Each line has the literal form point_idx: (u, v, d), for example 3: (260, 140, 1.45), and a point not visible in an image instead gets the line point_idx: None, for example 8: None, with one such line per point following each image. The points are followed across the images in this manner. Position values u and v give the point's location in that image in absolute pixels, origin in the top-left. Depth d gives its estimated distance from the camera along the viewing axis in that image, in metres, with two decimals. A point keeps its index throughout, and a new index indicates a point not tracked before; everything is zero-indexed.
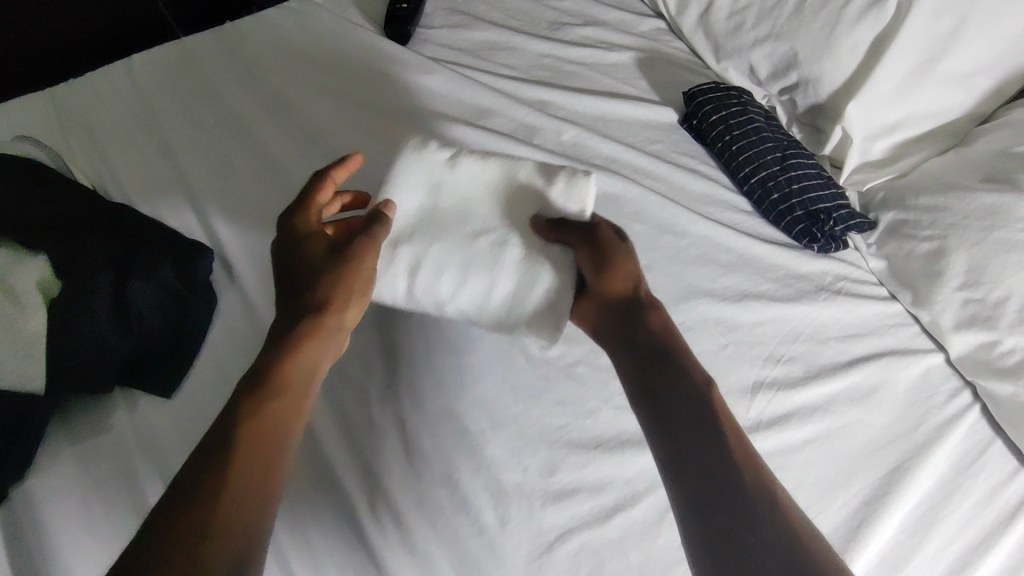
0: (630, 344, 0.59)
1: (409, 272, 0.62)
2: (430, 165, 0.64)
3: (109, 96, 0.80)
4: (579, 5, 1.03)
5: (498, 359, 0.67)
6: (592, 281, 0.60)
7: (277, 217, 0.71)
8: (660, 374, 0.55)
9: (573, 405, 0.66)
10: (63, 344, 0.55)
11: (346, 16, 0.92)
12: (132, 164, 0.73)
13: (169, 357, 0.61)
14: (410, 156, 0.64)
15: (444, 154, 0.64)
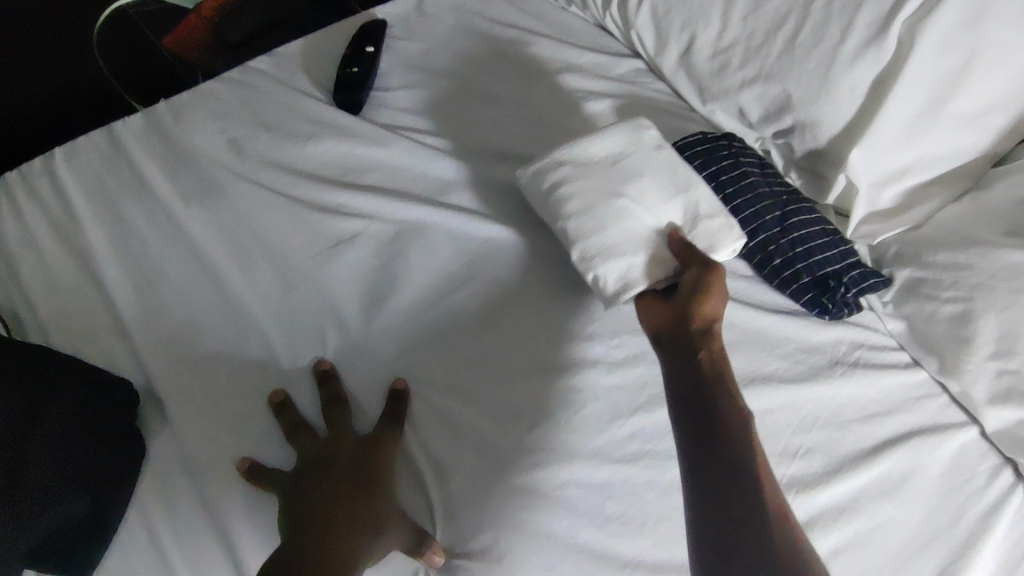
0: (686, 365, 0.58)
1: (551, 182, 0.68)
2: (639, 141, 0.69)
3: (26, 202, 0.72)
4: (548, 50, 0.95)
5: (473, 489, 0.58)
6: (680, 299, 0.61)
7: (214, 336, 0.63)
8: (708, 403, 0.54)
9: (562, 539, 0.57)
10: None
11: (291, 86, 0.83)
12: (49, 284, 0.65)
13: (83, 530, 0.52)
14: (631, 126, 0.70)
15: (657, 142, 0.70)
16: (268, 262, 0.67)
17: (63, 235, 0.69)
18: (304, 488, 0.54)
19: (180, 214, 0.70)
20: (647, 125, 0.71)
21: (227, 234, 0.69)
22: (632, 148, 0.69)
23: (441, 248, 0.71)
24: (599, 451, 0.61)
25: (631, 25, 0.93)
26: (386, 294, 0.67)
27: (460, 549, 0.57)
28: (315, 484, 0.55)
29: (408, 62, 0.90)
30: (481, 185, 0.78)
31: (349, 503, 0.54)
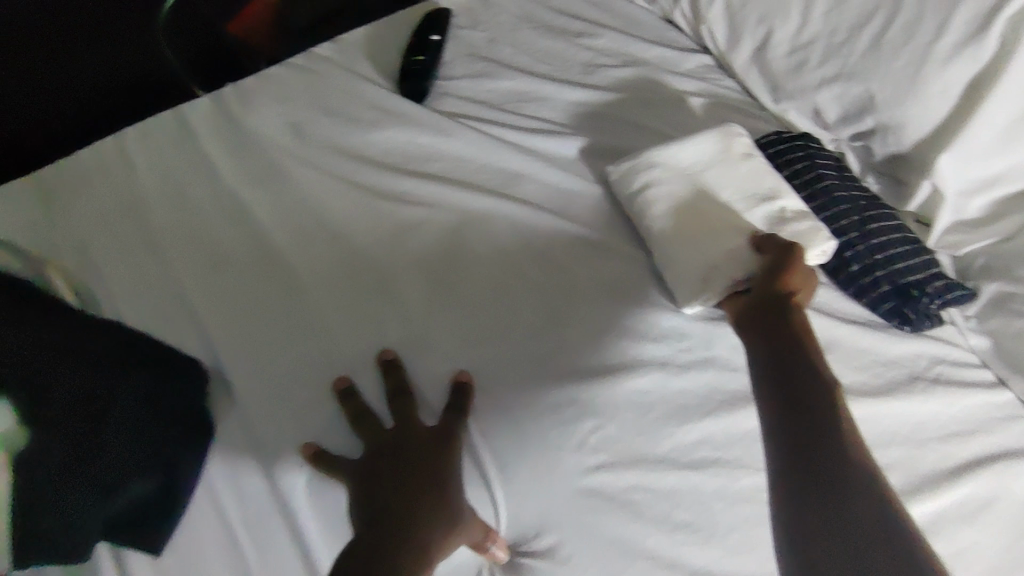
0: (767, 328, 0.58)
1: (643, 185, 0.72)
2: (726, 150, 0.74)
3: (97, 180, 0.72)
4: (615, 43, 0.93)
5: (536, 488, 0.56)
6: (761, 279, 0.62)
7: (279, 319, 0.62)
8: (791, 372, 0.53)
9: (630, 545, 0.55)
10: (30, 509, 0.45)
11: (356, 71, 0.83)
12: (119, 262, 0.66)
13: (156, 508, 0.52)
14: (721, 133, 0.75)
15: (745, 152, 0.74)
16: (333, 248, 0.67)
17: (133, 214, 0.69)
18: (374, 481, 0.52)
19: (247, 198, 0.70)
20: (737, 135, 0.75)
21: (291, 219, 0.68)
22: (718, 155, 0.74)
23: (505, 240, 0.69)
24: (666, 457, 0.59)
25: (701, 19, 0.90)
26: (450, 284, 0.66)
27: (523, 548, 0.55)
28: (386, 475, 0.52)
29: (473, 52, 0.88)
30: (547, 178, 0.76)
31: (417, 494, 0.51)
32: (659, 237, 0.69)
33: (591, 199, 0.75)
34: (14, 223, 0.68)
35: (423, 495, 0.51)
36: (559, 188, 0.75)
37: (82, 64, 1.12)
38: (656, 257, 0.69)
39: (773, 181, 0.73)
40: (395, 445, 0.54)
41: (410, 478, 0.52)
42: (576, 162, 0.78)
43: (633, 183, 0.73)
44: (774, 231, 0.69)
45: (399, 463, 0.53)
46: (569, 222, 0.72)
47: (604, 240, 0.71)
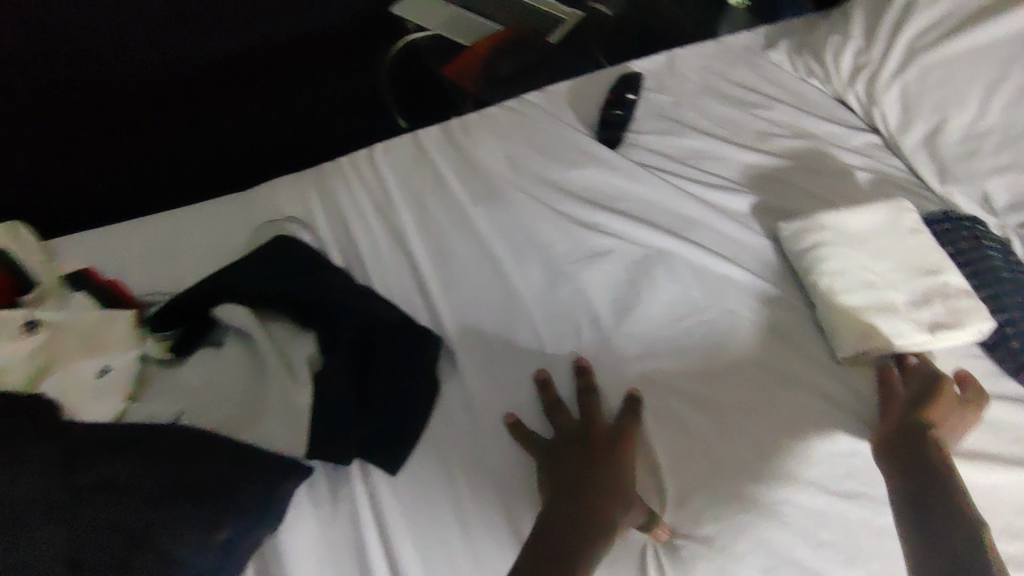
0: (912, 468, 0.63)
1: (812, 243, 0.81)
2: (895, 222, 0.81)
3: (351, 176, 0.89)
4: (788, 115, 1.03)
5: (698, 484, 0.66)
6: (906, 409, 0.67)
7: (495, 309, 0.76)
8: (938, 517, 0.59)
9: (780, 550, 0.62)
10: (322, 415, 0.61)
11: (562, 119, 0.98)
12: (371, 243, 0.82)
13: (396, 435, 0.64)
14: (891, 206, 0.82)
15: (912, 226, 0.81)
16: (539, 260, 0.80)
17: (378, 208, 0.85)
18: (560, 472, 0.62)
19: (470, 210, 0.85)
20: (905, 210, 0.82)
21: (506, 233, 0.83)
22: (886, 226, 0.81)
23: (682, 275, 0.80)
24: (818, 481, 0.66)
25: (875, 102, 0.98)
26: (634, 304, 0.77)
27: (678, 536, 0.63)
28: (570, 471, 0.62)
29: (658, 112, 1.01)
30: (720, 228, 0.86)
31: (603, 491, 0.60)
32: (824, 290, 0.77)
33: (759, 249, 0.84)
34: (288, 198, 0.85)
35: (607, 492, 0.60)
36: (730, 237, 0.85)
37: (316, 88, 1.36)
38: (819, 308, 0.77)
39: (938, 257, 0.79)
40: (580, 448, 0.63)
41: (591, 474, 0.61)
42: (746, 217, 0.88)
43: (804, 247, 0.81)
44: (937, 300, 0.75)
45: (583, 464, 0.62)
46: (740, 266, 0.81)
47: (771, 287, 0.80)
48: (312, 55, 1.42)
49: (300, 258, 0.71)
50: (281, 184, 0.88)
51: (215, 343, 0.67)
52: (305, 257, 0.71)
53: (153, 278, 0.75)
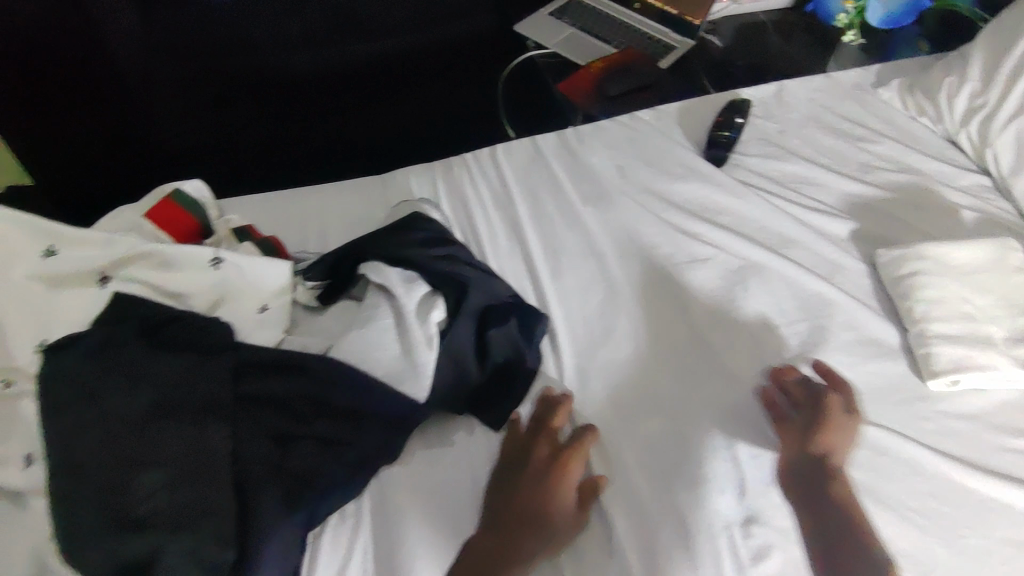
0: (814, 492, 0.65)
1: (909, 271, 0.83)
2: (998, 260, 0.83)
3: (476, 170, 0.99)
4: (894, 150, 1.05)
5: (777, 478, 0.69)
6: (812, 435, 0.68)
7: (596, 299, 0.83)
8: (851, 550, 0.61)
9: None
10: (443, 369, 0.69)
11: (670, 136, 1.05)
12: (488, 228, 0.90)
13: (502, 398, 0.72)
14: (996, 243, 0.83)
15: (1017, 265, 0.82)
16: (640, 260, 0.87)
17: (496, 201, 0.95)
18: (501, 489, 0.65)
19: (580, 210, 0.93)
20: (1010, 249, 0.83)
21: (612, 231, 0.90)
22: (989, 263, 0.82)
23: (775, 288, 0.84)
24: (893, 496, 0.69)
25: (987, 144, 0.99)
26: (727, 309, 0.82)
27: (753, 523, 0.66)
28: (505, 479, 0.65)
29: (764, 137, 1.06)
30: (817, 249, 0.90)
31: (540, 515, 0.62)
32: (918, 316, 0.80)
33: (854, 273, 0.87)
34: (420, 184, 0.96)
35: (538, 516, 0.62)
36: (826, 258, 0.89)
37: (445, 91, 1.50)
38: (912, 333, 0.80)
39: None
40: (514, 472, 0.66)
41: (527, 497, 0.63)
42: (845, 242, 0.91)
43: (900, 274, 0.83)
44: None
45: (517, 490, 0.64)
46: (833, 287, 0.85)
47: (863, 310, 0.83)
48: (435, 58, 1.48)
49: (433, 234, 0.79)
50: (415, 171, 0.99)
51: (356, 297, 0.75)
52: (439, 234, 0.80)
53: (308, 244, 0.88)
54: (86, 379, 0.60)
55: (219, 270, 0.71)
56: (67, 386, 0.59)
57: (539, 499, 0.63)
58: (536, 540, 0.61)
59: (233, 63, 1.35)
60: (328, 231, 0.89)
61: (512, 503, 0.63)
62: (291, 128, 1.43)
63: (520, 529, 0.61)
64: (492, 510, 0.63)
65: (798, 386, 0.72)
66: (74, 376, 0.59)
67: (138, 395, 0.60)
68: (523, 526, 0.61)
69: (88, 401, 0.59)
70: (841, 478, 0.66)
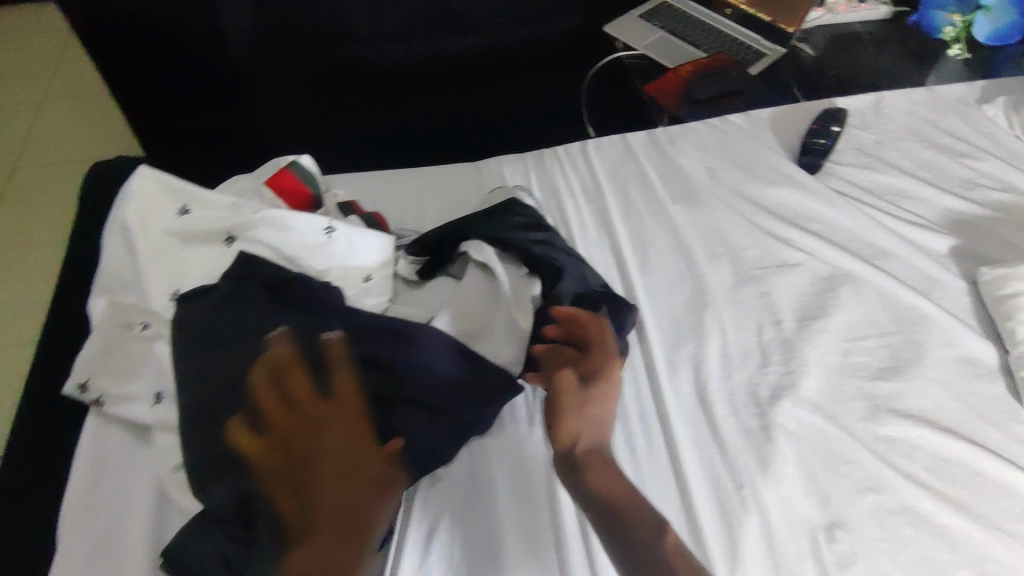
0: (577, 486, 0.57)
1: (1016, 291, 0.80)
2: None
3: (567, 163, 1.01)
4: (999, 169, 1.01)
5: (864, 485, 0.68)
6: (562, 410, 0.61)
7: (684, 295, 0.83)
8: (629, 539, 0.53)
9: (942, 569, 0.63)
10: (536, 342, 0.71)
11: (762, 141, 1.04)
12: (578, 219, 0.92)
13: None
14: None
15: None
16: (729, 261, 0.87)
17: (585, 194, 0.97)
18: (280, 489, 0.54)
19: (670, 207, 0.93)
20: None
21: (702, 230, 0.91)
22: None
23: (867, 297, 0.83)
24: (988, 518, 0.67)
25: None
26: (817, 314, 0.81)
27: (838, 528, 0.65)
28: (283, 473, 0.54)
29: (860, 147, 1.04)
30: (913, 263, 0.88)
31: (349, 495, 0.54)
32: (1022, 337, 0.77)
33: (952, 290, 0.85)
34: (513, 175, 0.99)
35: (340, 504, 0.53)
36: (923, 272, 0.87)
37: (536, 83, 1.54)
38: (1013, 354, 0.77)
39: None
40: (264, 429, 0.57)
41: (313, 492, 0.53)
42: (944, 257, 0.89)
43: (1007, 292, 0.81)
44: None
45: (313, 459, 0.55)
46: (929, 301, 0.83)
47: (963, 327, 0.81)
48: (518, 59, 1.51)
49: (525, 218, 0.82)
50: (507, 161, 1.02)
51: (455, 276, 0.79)
52: (530, 218, 0.82)
53: (404, 221, 0.92)
54: (211, 329, 0.65)
55: (331, 238, 0.76)
56: (197, 332, 0.65)
57: (345, 470, 0.55)
58: (352, 521, 0.53)
59: (328, 58, 1.42)
60: (423, 211, 0.93)
61: (300, 474, 0.54)
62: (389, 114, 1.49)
63: (344, 518, 0.53)
64: (263, 494, 0.56)
65: (571, 351, 0.67)
66: (202, 324, 0.65)
67: (256, 348, 0.64)
68: (344, 515, 0.53)
69: (214, 349, 0.64)
70: (604, 470, 0.57)
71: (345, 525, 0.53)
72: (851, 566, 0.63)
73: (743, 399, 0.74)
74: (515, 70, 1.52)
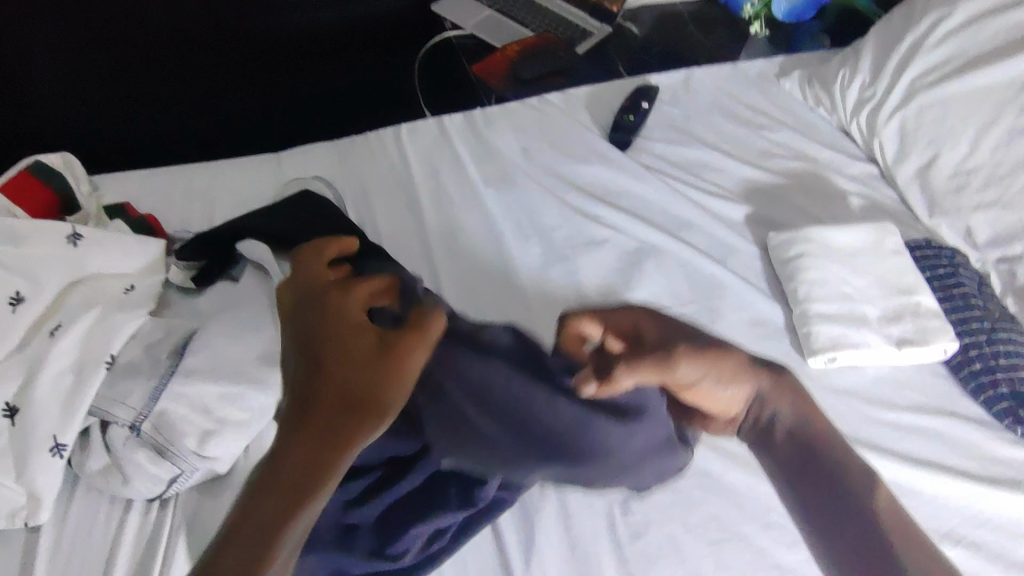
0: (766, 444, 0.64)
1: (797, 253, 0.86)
2: (878, 246, 0.86)
3: (378, 152, 0.96)
4: (791, 138, 1.08)
5: None
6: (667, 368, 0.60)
7: (490, 283, 0.82)
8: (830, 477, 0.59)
9: (727, 525, 0.66)
10: None
11: (577, 119, 1.05)
12: (388, 212, 0.89)
13: None
14: (875, 226, 0.87)
15: (893, 247, 0.86)
16: (538, 243, 0.86)
17: (395, 183, 0.93)
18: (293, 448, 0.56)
19: (483, 192, 0.91)
20: (889, 233, 0.87)
21: (514, 213, 0.90)
22: (869, 248, 0.86)
23: (668, 269, 0.86)
24: None
25: (875, 133, 1.03)
26: (621, 289, 0.82)
27: (633, 501, 0.66)
28: (318, 360, 0.59)
29: (670, 123, 1.08)
30: (712, 232, 0.91)
31: (304, 489, 0.55)
32: (802, 297, 0.82)
33: (746, 256, 0.90)
34: (318, 168, 0.93)
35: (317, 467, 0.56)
36: (721, 242, 0.91)
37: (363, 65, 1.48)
38: (795, 313, 0.82)
39: (914, 278, 0.83)
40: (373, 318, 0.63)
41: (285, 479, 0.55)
42: (741, 225, 0.94)
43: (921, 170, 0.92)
44: (906, 317, 0.81)
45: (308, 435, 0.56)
46: (722, 268, 0.86)
47: (753, 290, 0.85)
48: (332, 38, 1.43)
49: (325, 218, 0.77)
50: (310, 152, 0.95)
51: (234, 278, 0.70)
52: (331, 219, 0.78)
53: (190, 224, 0.84)
54: None
55: (77, 246, 0.66)
56: None
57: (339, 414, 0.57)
58: (308, 489, 0.55)
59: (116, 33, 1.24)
60: (212, 210, 0.86)
61: (325, 376, 0.58)
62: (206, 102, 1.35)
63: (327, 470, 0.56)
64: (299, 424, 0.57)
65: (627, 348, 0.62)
66: None
67: None
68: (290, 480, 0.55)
69: None
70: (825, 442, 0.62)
71: (295, 496, 0.55)
72: (644, 536, 0.65)
73: None
74: (343, 49, 1.45)
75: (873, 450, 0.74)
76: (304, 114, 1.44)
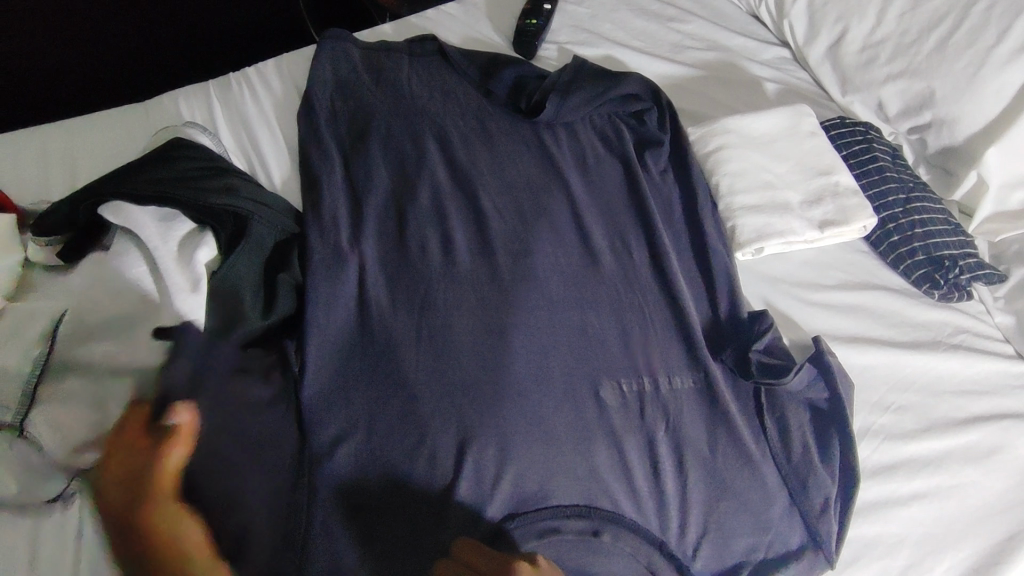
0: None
1: (715, 145, 0.82)
2: (796, 127, 0.83)
3: (260, 88, 0.87)
4: (703, 27, 1.03)
5: (584, 375, 0.67)
6: None
7: (391, 213, 0.74)
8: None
9: (657, 433, 0.66)
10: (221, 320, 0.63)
11: (480, 38, 0.99)
12: (278, 154, 0.80)
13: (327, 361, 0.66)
14: (791, 107, 0.84)
15: (810, 127, 0.83)
16: None
17: (277, 119, 0.83)
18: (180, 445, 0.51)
19: (373, 108, 0.80)
20: (805, 115, 0.84)
21: (407, 127, 0.79)
22: (786, 131, 0.83)
23: (590, 174, 0.80)
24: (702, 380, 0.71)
25: (784, 15, 1.00)
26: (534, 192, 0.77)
27: (565, 429, 0.64)
28: None
29: (576, 25, 1.02)
30: None
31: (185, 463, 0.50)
32: (725, 191, 0.79)
33: None
34: (193, 113, 0.83)
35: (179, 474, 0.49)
36: None
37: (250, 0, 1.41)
38: (720, 208, 0.79)
39: (832, 159, 0.81)
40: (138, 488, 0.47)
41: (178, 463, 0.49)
42: None
43: (842, 46, 0.91)
44: (827, 199, 0.79)
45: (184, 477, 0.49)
46: (649, 168, 0.81)
47: (673, 192, 0.81)
48: None
49: (216, 169, 0.68)
50: (185, 97, 0.85)
51: (105, 247, 0.64)
52: (225, 170, 0.68)
53: (49, 190, 0.74)
54: None
55: None
56: None
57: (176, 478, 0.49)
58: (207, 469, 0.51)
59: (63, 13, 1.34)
60: (73, 171, 0.76)
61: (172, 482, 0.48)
62: (99, 59, 1.32)
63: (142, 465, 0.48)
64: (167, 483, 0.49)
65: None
66: None
67: None
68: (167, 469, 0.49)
69: None
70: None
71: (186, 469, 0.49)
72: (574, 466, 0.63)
73: (474, 306, 0.68)
74: None
75: (803, 340, 0.75)
76: (189, 49, 1.35)
